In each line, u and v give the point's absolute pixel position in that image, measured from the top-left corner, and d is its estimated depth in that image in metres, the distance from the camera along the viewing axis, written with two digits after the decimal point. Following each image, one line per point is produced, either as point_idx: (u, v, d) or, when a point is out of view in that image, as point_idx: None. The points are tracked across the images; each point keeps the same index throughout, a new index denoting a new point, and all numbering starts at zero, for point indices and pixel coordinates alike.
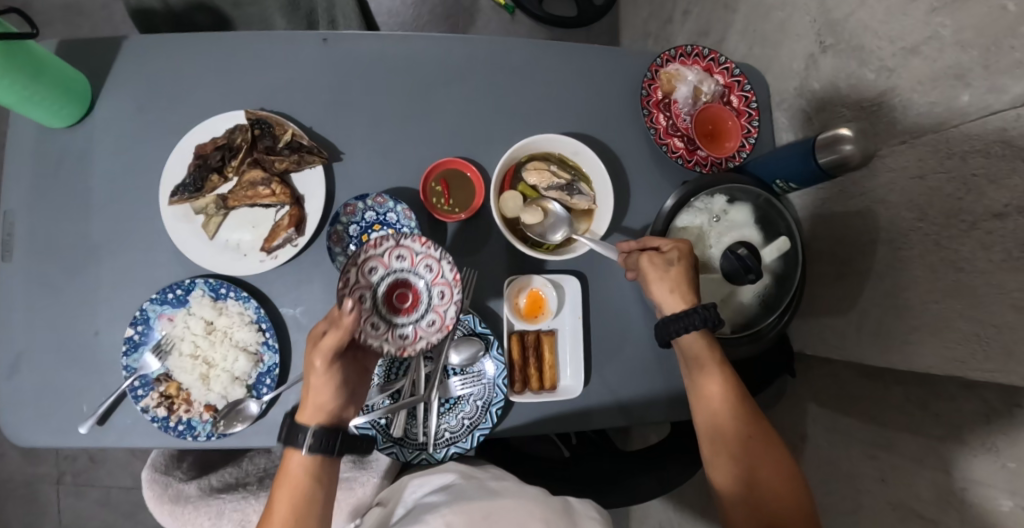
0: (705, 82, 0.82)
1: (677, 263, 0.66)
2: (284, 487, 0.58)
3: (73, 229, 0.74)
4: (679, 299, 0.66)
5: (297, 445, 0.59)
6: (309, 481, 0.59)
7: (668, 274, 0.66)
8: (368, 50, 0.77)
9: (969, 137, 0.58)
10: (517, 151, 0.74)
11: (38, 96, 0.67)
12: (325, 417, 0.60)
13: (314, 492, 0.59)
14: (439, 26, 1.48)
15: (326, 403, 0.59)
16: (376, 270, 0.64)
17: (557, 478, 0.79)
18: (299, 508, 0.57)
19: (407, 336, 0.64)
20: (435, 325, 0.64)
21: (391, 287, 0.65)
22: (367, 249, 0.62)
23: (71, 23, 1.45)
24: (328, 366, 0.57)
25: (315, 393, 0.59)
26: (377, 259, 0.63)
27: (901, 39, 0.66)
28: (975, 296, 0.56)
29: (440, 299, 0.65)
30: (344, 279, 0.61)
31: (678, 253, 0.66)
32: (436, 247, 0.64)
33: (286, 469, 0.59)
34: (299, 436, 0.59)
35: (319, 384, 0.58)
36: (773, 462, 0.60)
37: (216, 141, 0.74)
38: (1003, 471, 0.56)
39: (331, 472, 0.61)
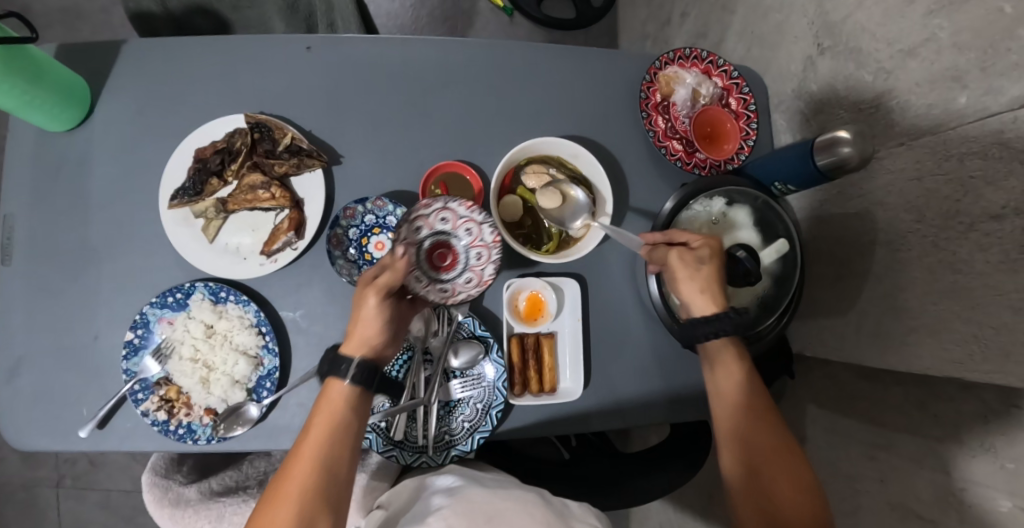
0: (703, 84, 0.82)
1: (707, 262, 0.66)
2: (322, 412, 0.57)
3: (72, 232, 0.74)
4: (708, 301, 0.65)
5: (340, 375, 0.58)
6: (346, 410, 0.58)
7: (698, 273, 0.65)
8: (367, 53, 0.77)
9: (966, 139, 0.58)
10: (516, 154, 0.74)
11: (37, 100, 0.67)
12: (370, 349, 0.60)
13: (350, 421, 0.58)
14: (438, 29, 1.48)
15: (372, 337, 0.60)
16: (422, 230, 0.71)
17: (557, 480, 0.79)
18: (335, 437, 0.56)
19: (447, 290, 0.72)
20: (472, 282, 0.71)
21: (432, 247, 0.72)
22: (418, 208, 0.69)
23: (71, 27, 1.45)
24: (381, 302, 0.59)
25: (363, 326, 0.60)
26: (423, 219, 0.70)
27: (898, 41, 0.67)
28: (973, 298, 0.57)
29: (477, 260, 0.71)
30: (397, 233, 0.68)
31: (706, 250, 0.66)
32: (479, 213, 0.70)
33: (326, 396, 0.58)
34: (342, 366, 0.58)
35: (368, 317, 0.60)
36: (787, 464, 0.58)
37: (216, 145, 0.74)
38: (1002, 472, 0.56)
39: (367, 406, 0.60)
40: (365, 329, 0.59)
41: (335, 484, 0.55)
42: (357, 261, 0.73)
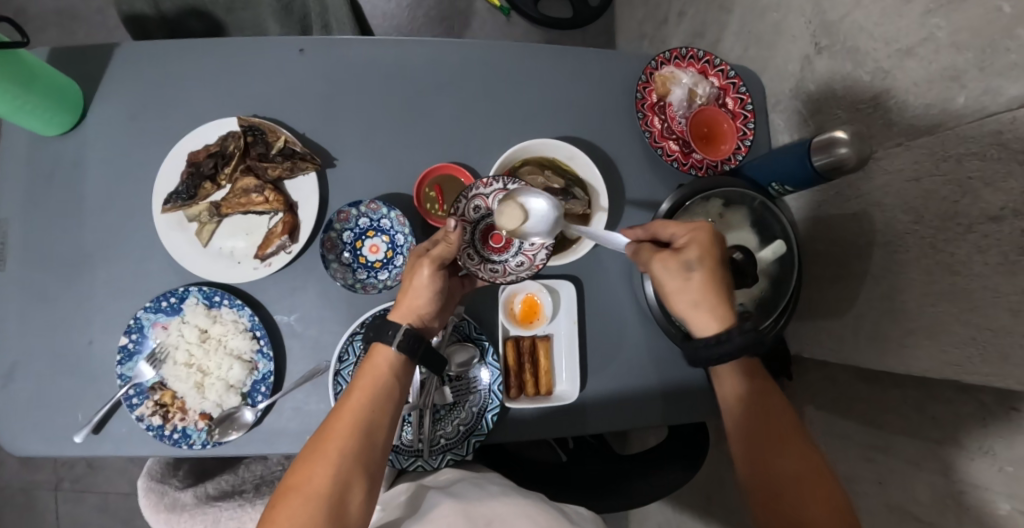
0: (699, 84, 0.81)
1: (697, 269, 0.59)
2: (367, 375, 0.58)
3: (66, 237, 0.74)
4: (708, 316, 0.59)
5: (386, 340, 0.59)
6: (389, 377, 0.59)
7: (688, 284, 0.60)
8: (361, 55, 0.76)
9: (964, 139, 0.57)
10: (511, 157, 0.73)
11: (29, 104, 0.67)
12: (416, 318, 0.63)
13: (392, 387, 0.58)
14: (434, 29, 1.47)
15: (421, 306, 0.63)
16: (479, 208, 0.72)
17: (554, 483, 0.79)
18: (376, 399, 0.57)
19: (498, 270, 0.72)
20: (523, 266, 0.71)
21: (487, 227, 0.73)
22: (477, 186, 0.70)
23: (66, 29, 1.45)
24: (433, 273, 0.62)
25: (413, 294, 0.62)
26: (482, 198, 0.71)
27: (896, 41, 0.66)
28: (972, 300, 0.56)
29: (530, 244, 0.72)
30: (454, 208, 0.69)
31: (694, 252, 0.59)
32: None
33: (371, 361, 0.59)
34: (388, 331, 0.60)
35: (418, 287, 0.62)
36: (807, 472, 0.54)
37: (209, 149, 0.73)
38: (1001, 475, 0.55)
39: (407, 378, 0.61)
40: (415, 298, 0.62)
41: (373, 448, 0.54)
42: (351, 265, 0.73)
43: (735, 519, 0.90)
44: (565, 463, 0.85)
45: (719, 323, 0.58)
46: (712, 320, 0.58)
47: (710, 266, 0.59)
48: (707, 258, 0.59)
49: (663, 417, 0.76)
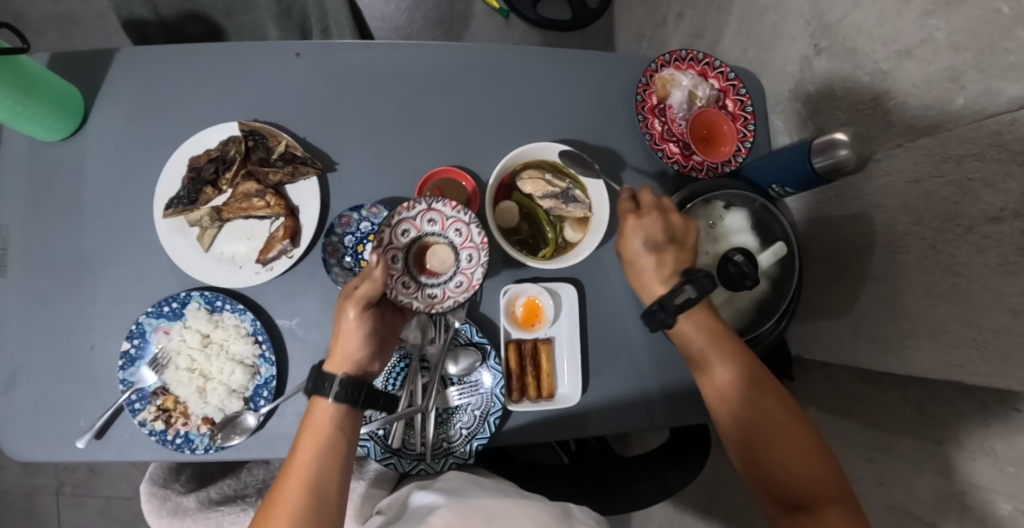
0: (699, 86, 0.82)
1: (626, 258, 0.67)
2: (309, 434, 0.57)
3: (66, 243, 0.74)
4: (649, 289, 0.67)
5: (323, 393, 0.59)
6: (333, 432, 0.58)
7: (629, 266, 0.68)
8: (361, 59, 0.77)
9: (964, 140, 0.57)
10: (511, 161, 0.73)
11: (30, 111, 0.67)
12: (352, 366, 0.61)
13: (338, 442, 0.58)
14: (433, 32, 1.48)
15: (354, 352, 0.60)
16: (408, 232, 0.70)
17: (556, 484, 0.79)
18: (320, 457, 0.56)
19: (435, 296, 0.69)
20: (463, 286, 0.69)
21: (418, 252, 0.71)
22: (401, 211, 0.67)
23: (65, 33, 1.45)
24: (359, 314, 0.60)
25: (344, 340, 0.60)
26: (409, 222, 0.69)
27: (895, 42, 0.66)
28: (971, 301, 0.56)
29: (468, 262, 0.70)
30: (379, 238, 0.67)
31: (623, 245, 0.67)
32: (465, 212, 0.69)
33: (311, 417, 0.59)
34: (326, 384, 0.59)
35: (348, 331, 0.60)
36: (802, 452, 0.55)
37: (210, 153, 0.73)
38: (1002, 476, 0.55)
39: (354, 426, 0.60)
40: (346, 345, 0.60)
41: (326, 507, 0.54)
42: (353, 269, 0.72)
43: (738, 519, 0.90)
44: (569, 465, 0.85)
45: (650, 298, 0.67)
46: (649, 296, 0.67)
47: (635, 255, 0.66)
48: (630, 247, 0.66)
49: (665, 419, 0.76)
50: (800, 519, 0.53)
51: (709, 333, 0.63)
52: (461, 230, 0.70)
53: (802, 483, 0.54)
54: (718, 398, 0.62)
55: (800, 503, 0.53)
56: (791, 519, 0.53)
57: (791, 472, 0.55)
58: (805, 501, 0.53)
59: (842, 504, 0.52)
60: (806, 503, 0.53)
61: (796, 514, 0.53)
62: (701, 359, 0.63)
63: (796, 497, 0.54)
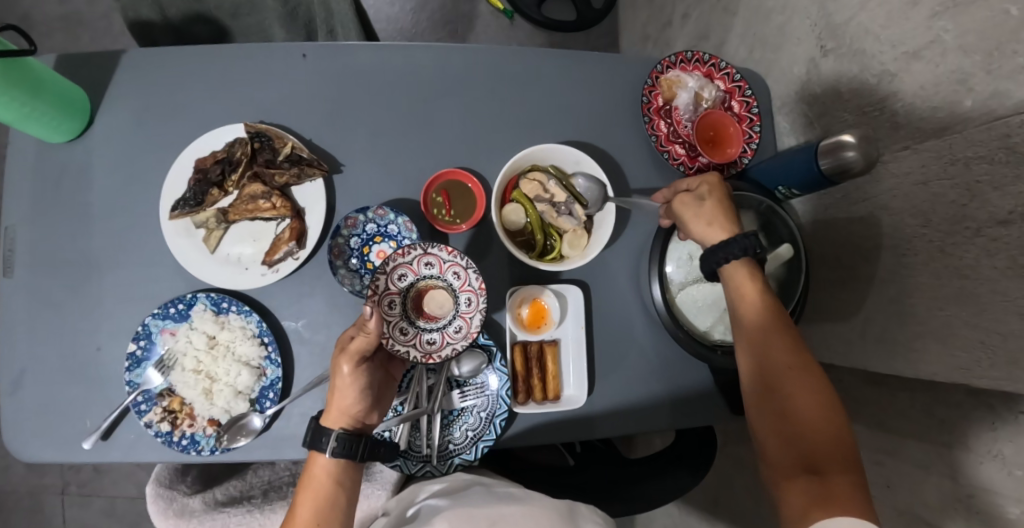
0: (705, 88, 0.82)
1: (710, 196, 0.66)
2: (308, 490, 0.59)
3: (73, 244, 0.74)
4: (721, 231, 0.64)
5: (320, 449, 0.59)
6: (331, 487, 0.59)
7: (704, 203, 0.65)
8: (368, 60, 0.77)
9: (972, 144, 0.56)
10: (516, 163, 0.73)
11: (37, 113, 0.67)
12: (348, 421, 0.61)
13: (337, 498, 0.59)
14: (438, 33, 1.48)
15: (350, 406, 0.61)
16: (405, 277, 0.69)
17: (561, 485, 0.78)
18: (320, 514, 0.57)
19: (434, 342, 0.69)
20: (461, 331, 0.69)
21: (416, 296, 0.70)
22: (395, 257, 0.67)
23: (71, 34, 1.45)
24: (354, 369, 0.60)
25: (340, 394, 0.60)
26: (406, 266, 0.69)
27: (902, 44, 0.66)
28: (979, 304, 0.56)
29: (467, 306, 0.69)
30: (375, 285, 0.66)
31: (707, 187, 0.66)
32: (462, 256, 0.68)
33: (309, 472, 0.60)
34: (322, 440, 0.59)
35: (344, 385, 0.60)
36: (825, 420, 0.51)
37: (216, 155, 0.74)
38: (1010, 479, 0.55)
39: (354, 480, 0.61)
40: (343, 400, 0.60)
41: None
42: (358, 271, 0.73)
43: (743, 521, 0.90)
44: (574, 467, 0.85)
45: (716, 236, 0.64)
46: (721, 235, 0.63)
47: (723, 197, 0.66)
48: (718, 191, 0.66)
49: (671, 421, 0.76)
50: (806, 482, 0.48)
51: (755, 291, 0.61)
52: (458, 274, 0.69)
53: (819, 448, 0.49)
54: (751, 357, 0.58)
55: (814, 466, 0.48)
56: (797, 481, 0.48)
57: (809, 434, 0.50)
58: (818, 464, 0.48)
59: (855, 479, 0.47)
60: (820, 467, 0.48)
61: (804, 476, 0.48)
62: (743, 318, 0.61)
63: (807, 460, 0.49)
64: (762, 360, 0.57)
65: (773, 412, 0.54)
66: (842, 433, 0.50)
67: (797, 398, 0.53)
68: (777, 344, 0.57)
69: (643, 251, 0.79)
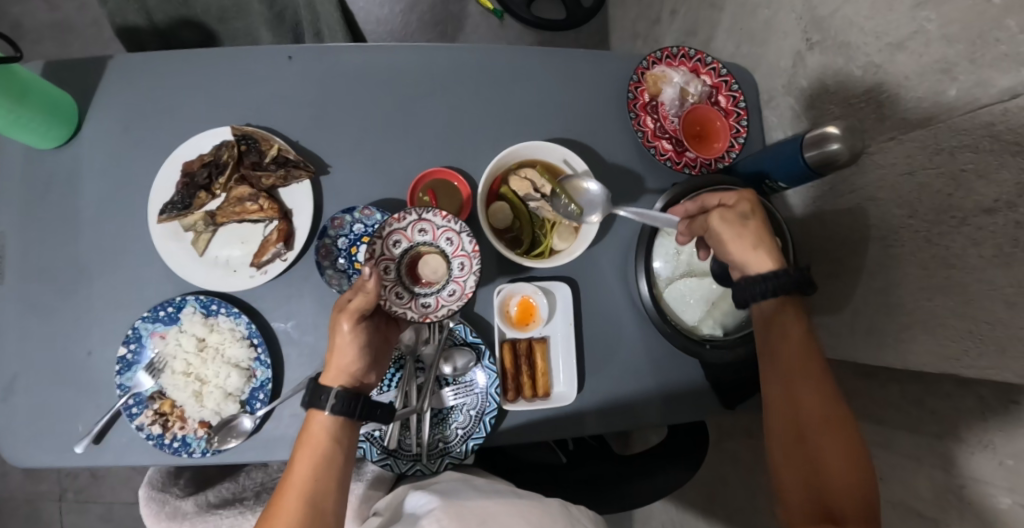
0: (691, 83, 0.82)
1: (751, 214, 0.64)
2: (306, 446, 0.58)
3: (63, 250, 0.74)
4: (764, 256, 0.63)
5: (320, 406, 0.59)
6: (329, 444, 0.59)
7: (747, 224, 0.64)
8: (353, 61, 0.77)
9: (957, 132, 0.56)
10: (502, 160, 0.73)
11: (25, 118, 0.67)
12: (347, 379, 0.61)
13: (335, 454, 0.58)
14: (428, 34, 1.48)
15: (349, 364, 0.61)
16: (399, 243, 0.69)
17: (553, 483, 0.78)
18: (319, 468, 0.57)
19: (429, 305, 0.68)
20: (455, 294, 0.69)
21: (411, 263, 0.70)
22: (391, 222, 0.67)
23: (61, 41, 1.46)
24: (354, 326, 0.60)
25: (339, 353, 0.60)
26: (400, 233, 0.68)
27: (887, 35, 0.66)
28: (966, 293, 0.56)
29: (461, 270, 0.70)
30: (370, 250, 0.66)
31: (745, 203, 0.65)
32: (456, 221, 0.69)
33: (308, 430, 0.59)
34: (322, 397, 0.59)
35: (343, 343, 0.60)
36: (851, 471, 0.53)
37: (203, 158, 0.74)
38: (1000, 469, 0.55)
39: (352, 437, 0.61)
40: (341, 358, 0.60)
41: (320, 517, 0.55)
42: (347, 271, 0.72)
43: (736, 517, 0.90)
44: (566, 464, 0.85)
45: (762, 263, 0.63)
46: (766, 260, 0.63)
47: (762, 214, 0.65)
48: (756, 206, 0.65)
49: (662, 417, 0.76)
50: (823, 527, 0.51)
51: (793, 329, 0.61)
52: (452, 238, 0.69)
53: (838, 499, 0.52)
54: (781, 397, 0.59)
55: (832, 515, 0.51)
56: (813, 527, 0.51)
57: (833, 484, 0.52)
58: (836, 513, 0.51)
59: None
60: (838, 516, 0.51)
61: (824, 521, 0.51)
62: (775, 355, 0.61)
63: (827, 507, 0.52)
64: (792, 403, 0.58)
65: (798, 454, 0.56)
66: (866, 486, 0.52)
67: (824, 446, 0.54)
68: (808, 388, 0.58)
69: (631, 247, 0.79)
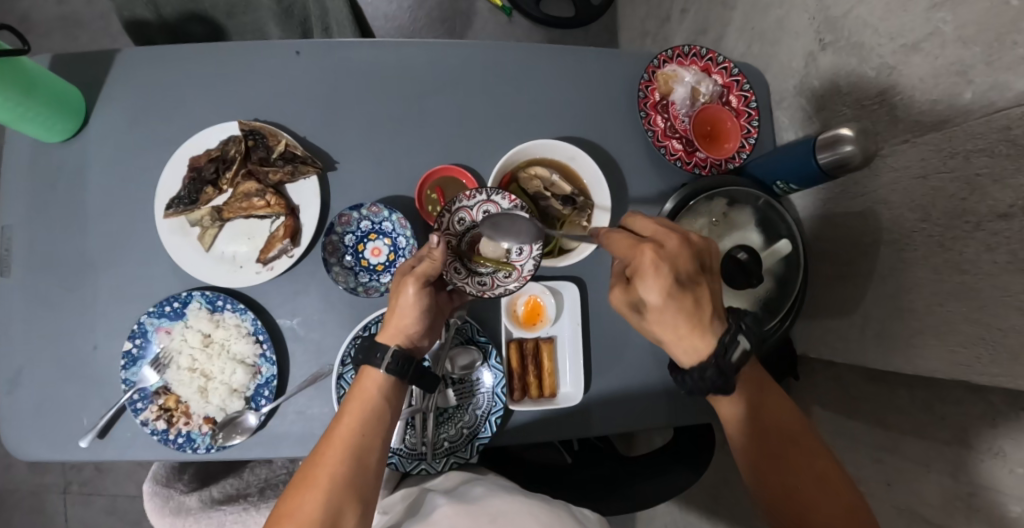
0: (703, 82, 0.81)
1: (655, 307, 0.56)
2: (357, 400, 0.58)
3: (69, 244, 0.74)
4: (680, 342, 0.58)
5: (375, 364, 0.59)
6: (379, 402, 0.59)
7: (655, 318, 0.57)
8: (361, 57, 0.76)
9: (972, 136, 0.56)
10: (515, 156, 0.73)
11: (32, 111, 0.67)
12: (404, 339, 0.61)
13: (383, 412, 0.58)
14: (436, 30, 1.47)
15: (408, 326, 0.61)
16: (464, 221, 0.70)
17: (558, 484, 0.78)
18: (367, 423, 0.56)
19: (485, 283, 0.70)
20: (511, 277, 0.70)
21: (472, 240, 0.72)
22: (461, 198, 0.69)
23: (70, 34, 1.46)
24: (419, 290, 0.61)
25: (400, 313, 0.61)
26: (466, 211, 0.70)
27: (902, 36, 0.65)
28: (979, 299, 0.55)
29: (518, 254, 0.71)
30: (438, 222, 0.68)
31: (648, 292, 0.56)
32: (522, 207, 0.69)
33: (360, 385, 0.59)
34: (377, 354, 0.59)
35: (405, 305, 0.61)
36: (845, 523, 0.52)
37: (210, 153, 0.73)
38: (1011, 477, 0.54)
39: (399, 400, 0.61)
40: (402, 319, 0.61)
41: (363, 473, 0.54)
42: (353, 268, 0.73)
43: (741, 520, 0.89)
44: (571, 465, 0.84)
45: (687, 349, 0.59)
46: (686, 346, 0.58)
47: (668, 303, 0.55)
48: (661, 296, 0.55)
49: (668, 419, 0.75)
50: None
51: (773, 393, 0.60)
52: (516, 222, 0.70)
53: None
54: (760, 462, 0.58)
55: None
56: None
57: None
58: None
59: None
60: None
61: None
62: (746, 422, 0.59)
63: None
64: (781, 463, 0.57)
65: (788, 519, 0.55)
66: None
67: (817, 505, 0.53)
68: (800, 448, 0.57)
69: None
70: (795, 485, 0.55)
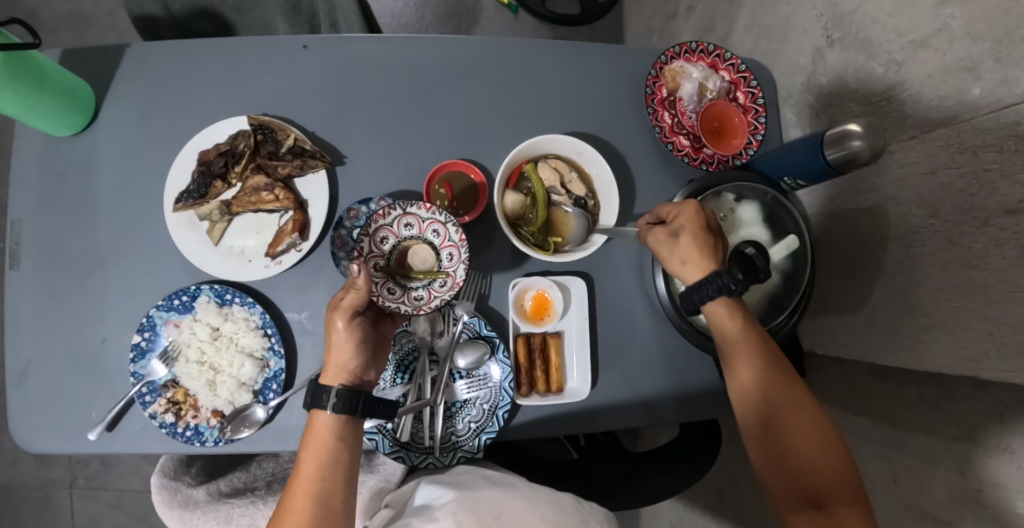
0: (710, 78, 0.81)
1: (686, 231, 0.64)
2: (311, 446, 0.59)
3: (79, 238, 0.74)
4: (694, 268, 0.64)
5: (322, 406, 0.60)
6: (335, 443, 0.60)
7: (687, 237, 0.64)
8: (370, 53, 0.77)
9: (981, 131, 0.56)
10: (519, 155, 0.72)
11: (42, 106, 0.67)
12: (347, 377, 0.62)
13: (340, 452, 0.59)
14: (443, 26, 1.48)
15: (347, 362, 0.62)
16: (387, 239, 0.71)
17: (566, 480, 0.78)
18: (325, 468, 0.58)
19: (422, 297, 0.70)
20: (447, 285, 0.71)
21: (400, 256, 0.72)
22: (377, 219, 0.70)
23: (77, 31, 1.46)
24: (348, 323, 0.61)
25: (337, 351, 0.62)
26: (387, 229, 0.71)
27: (909, 32, 0.65)
28: (988, 296, 0.55)
29: (450, 260, 0.71)
30: (359, 248, 0.69)
31: (683, 218, 0.64)
32: (440, 213, 0.69)
33: (312, 429, 0.60)
34: (324, 396, 0.60)
35: (340, 342, 0.61)
36: (823, 449, 0.55)
37: (219, 148, 0.74)
38: (1018, 474, 0.54)
39: (355, 435, 0.62)
40: (339, 356, 0.61)
41: (330, 515, 0.57)
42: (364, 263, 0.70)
43: (746, 517, 0.90)
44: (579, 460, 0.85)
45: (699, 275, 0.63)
46: (699, 272, 0.63)
47: (698, 230, 0.63)
48: (692, 222, 0.64)
49: (675, 415, 0.76)
50: (812, 516, 0.52)
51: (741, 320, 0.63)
52: (438, 231, 0.71)
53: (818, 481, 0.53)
54: (747, 396, 0.61)
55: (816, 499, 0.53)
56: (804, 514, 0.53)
57: (811, 465, 0.54)
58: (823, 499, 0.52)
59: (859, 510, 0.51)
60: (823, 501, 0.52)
61: (808, 509, 0.53)
62: (732, 350, 0.62)
63: (812, 493, 0.53)
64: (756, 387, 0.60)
65: (767, 452, 0.58)
66: (843, 465, 0.54)
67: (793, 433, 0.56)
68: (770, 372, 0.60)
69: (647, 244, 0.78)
70: (775, 415, 0.58)
